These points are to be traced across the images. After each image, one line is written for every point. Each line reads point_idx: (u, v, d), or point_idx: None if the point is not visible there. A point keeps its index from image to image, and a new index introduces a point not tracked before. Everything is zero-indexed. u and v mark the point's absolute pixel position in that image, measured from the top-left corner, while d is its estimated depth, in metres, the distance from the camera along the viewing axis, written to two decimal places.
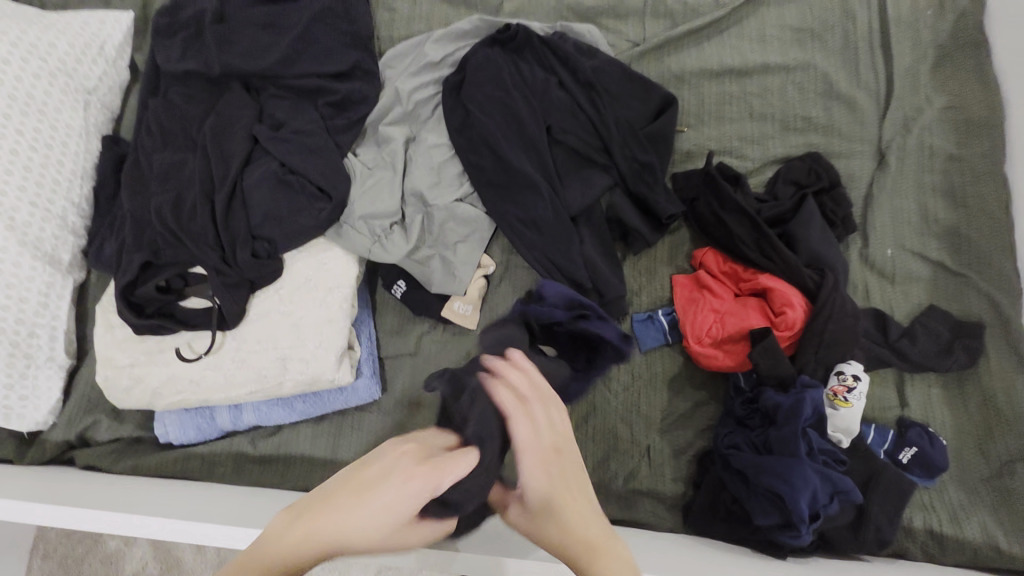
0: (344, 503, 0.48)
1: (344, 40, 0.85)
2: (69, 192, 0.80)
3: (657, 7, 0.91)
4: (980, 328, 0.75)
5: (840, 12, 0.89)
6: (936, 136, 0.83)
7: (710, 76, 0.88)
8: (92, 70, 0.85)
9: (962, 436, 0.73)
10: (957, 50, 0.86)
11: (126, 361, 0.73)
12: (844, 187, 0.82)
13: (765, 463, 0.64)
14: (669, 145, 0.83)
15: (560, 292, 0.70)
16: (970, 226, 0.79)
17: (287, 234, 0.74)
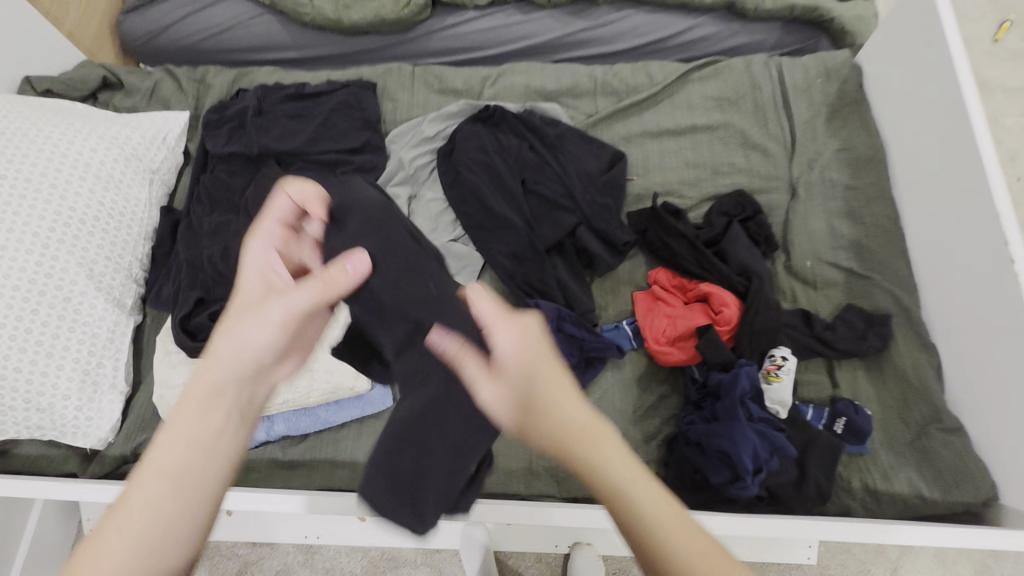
0: (230, 318, 0.53)
1: (358, 125, 1.07)
2: (135, 251, 0.99)
3: (605, 87, 1.15)
4: (886, 317, 0.90)
5: (749, 84, 1.13)
6: (834, 172, 1.04)
7: (651, 136, 1.10)
8: (156, 156, 1.07)
9: (886, 408, 0.86)
10: (844, 107, 1.09)
11: (179, 380, 0.87)
12: (765, 214, 1.02)
13: (712, 430, 0.77)
14: (621, 190, 1.03)
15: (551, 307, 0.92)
16: (869, 238, 0.97)
17: None
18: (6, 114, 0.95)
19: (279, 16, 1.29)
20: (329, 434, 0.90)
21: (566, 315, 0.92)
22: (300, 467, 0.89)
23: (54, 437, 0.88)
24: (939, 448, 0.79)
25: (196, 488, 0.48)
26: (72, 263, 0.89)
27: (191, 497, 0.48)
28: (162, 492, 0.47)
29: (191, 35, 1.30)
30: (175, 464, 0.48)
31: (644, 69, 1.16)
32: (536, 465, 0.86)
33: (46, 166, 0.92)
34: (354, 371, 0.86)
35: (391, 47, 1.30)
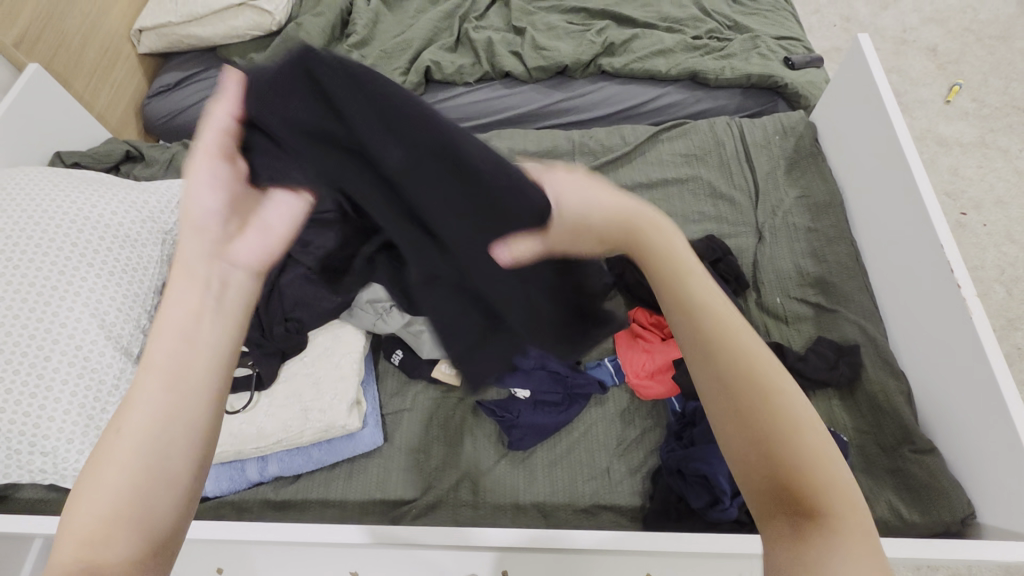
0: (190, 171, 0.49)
1: None
2: (145, 303, 1.04)
3: (583, 148, 1.26)
4: (855, 346, 0.94)
5: (713, 141, 1.23)
6: (796, 216, 1.12)
7: (626, 190, 1.19)
8: (170, 217, 1.15)
9: (862, 433, 0.89)
10: (802, 159, 1.18)
11: None
12: (735, 256, 1.08)
13: (692, 454, 0.82)
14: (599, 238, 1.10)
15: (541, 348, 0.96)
16: (833, 274, 1.03)
17: (313, 316, 0.96)
18: (37, 182, 1.06)
19: None
20: (322, 474, 0.93)
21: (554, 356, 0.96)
22: (292, 507, 0.91)
23: (56, 480, 0.91)
24: (915, 468, 0.82)
25: (172, 418, 0.44)
26: (85, 313, 0.95)
27: (168, 425, 0.44)
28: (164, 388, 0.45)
29: None
30: (154, 392, 0.44)
31: (618, 131, 1.27)
32: (523, 499, 0.90)
33: (68, 226, 1.01)
34: (346, 409, 0.90)
35: None
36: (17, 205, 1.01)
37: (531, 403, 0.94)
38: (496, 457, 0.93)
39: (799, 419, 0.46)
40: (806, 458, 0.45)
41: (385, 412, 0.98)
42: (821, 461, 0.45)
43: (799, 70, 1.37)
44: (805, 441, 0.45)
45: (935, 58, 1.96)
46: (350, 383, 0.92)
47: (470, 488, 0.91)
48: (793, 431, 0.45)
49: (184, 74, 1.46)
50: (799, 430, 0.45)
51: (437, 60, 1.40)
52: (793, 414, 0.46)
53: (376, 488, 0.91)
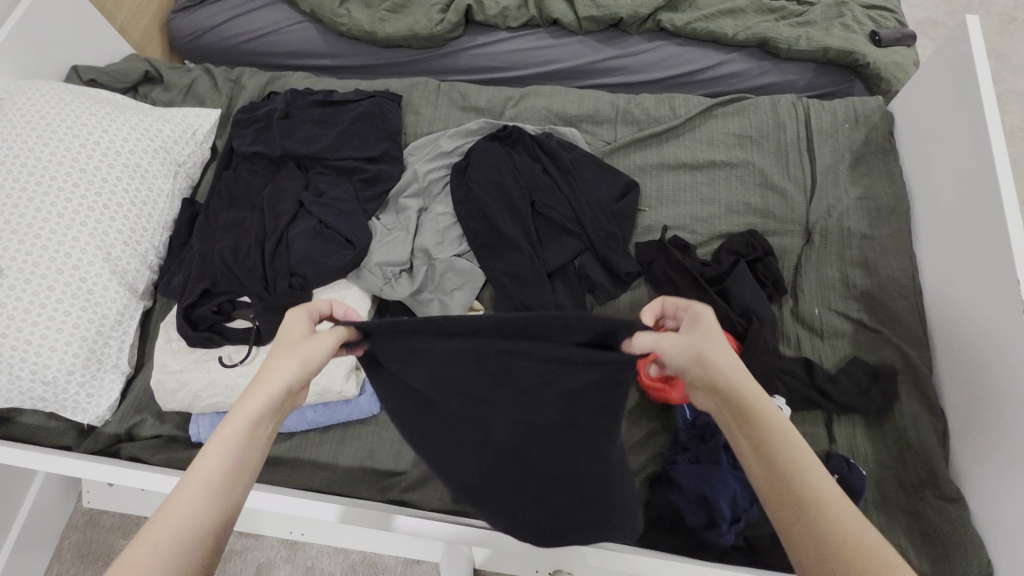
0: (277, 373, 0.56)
1: (378, 135, 1.11)
2: (152, 238, 1.02)
3: (626, 116, 1.14)
4: (893, 373, 0.87)
5: (773, 123, 1.10)
6: (852, 219, 1.00)
7: (667, 168, 1.09)
8: (183, 149, 1.11)
9: (882, 467, 0.83)
10: (869, 154, 1.06)
11: (177, 367, 0.90)
12: (776, 257, 0.99)
13: (696, 474, 0.76)
14: (631, 221, 1.02)
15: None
16: (881, 290, 0.93)
17: (318, 272, 0.93)
18: (49, 101, 1.01)
19: (318, 26, 1.34)
20: (315, 434, 0.92)
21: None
22: (283, 465, 0.90)
23: (56, 410, 0.91)
24: (934, 516, 0.77)
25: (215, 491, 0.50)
26: (90, 245, 0.93)
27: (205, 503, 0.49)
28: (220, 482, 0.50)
29: (233, 37, 1.35)
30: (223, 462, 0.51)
31: (668, 101, 1.15)
32: None
33: (76, 152, 0.97)
34: (343, 375, 0.88)
35: (422, 61, 1.32)
36: (28, 125, 0.97)
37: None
38: None
39: (811, 467, 0.50)
40: (829, 516, 0.48)
41: None
42: (858, 527, 0.47)
43: (887, 48, 1.20)
44: (822, 506, 0.48)
45: None
46: None
47: None
48: (809, 484, 0.49)
49: None
50: (823, 496, 0.48)
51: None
52: (754, 466, 0.52)
53: (365, 457, 0.90)
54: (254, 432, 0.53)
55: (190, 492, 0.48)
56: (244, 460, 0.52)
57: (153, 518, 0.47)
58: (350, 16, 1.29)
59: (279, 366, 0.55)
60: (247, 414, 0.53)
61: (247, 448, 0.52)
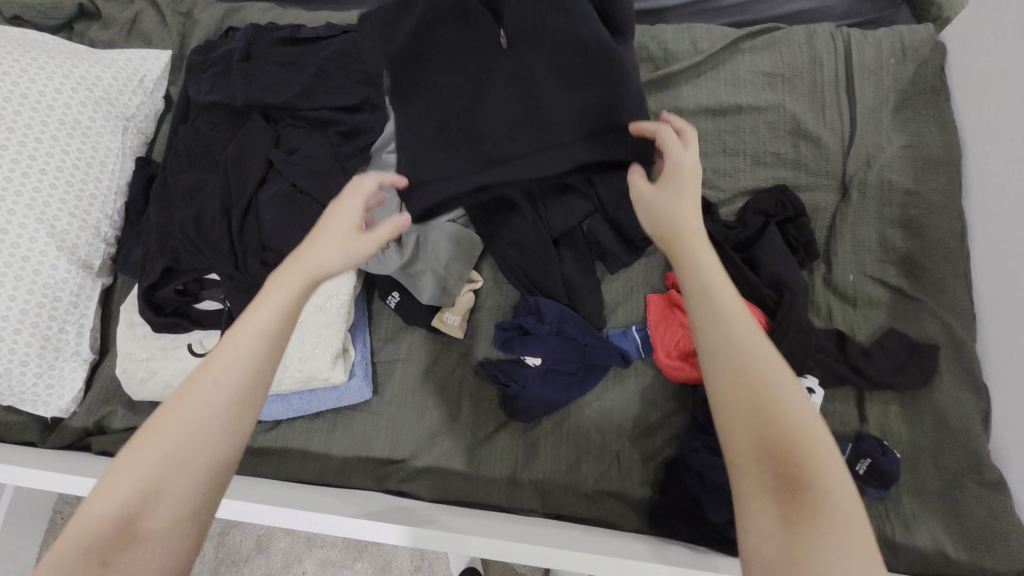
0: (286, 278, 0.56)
1: (355, 78, 0.96)
2: (104, 206, 0.90)
3: (640, 53, 1.00)
4: (935, 348, 0.79)
5: (808, 59, 0.96)
6: (895, 171, 0.89)
7: (686, 114, 0.96)
8: (131, 99, 0.96)
9: (917, 450, 0.77)
10: (916, 95, 0.93)
11: (143, 355, 0.81)
12: (808, 217, 0.89)
13: (720, 469, 0.69)
14: (646, 176, 0.91)
15: (550, 308, 0.83)
16: (925, 254, 0.84)
17: (295, 246, 0.82)
18: None
19: None
20: (302, 422, 0.84)
21: (564, 319, 0.83)
22: (270, 455, 0.84)
23: (15, 403, 0.83)
24: (971, 502, 0.72)
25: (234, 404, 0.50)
26: (30, 220, 0.82)
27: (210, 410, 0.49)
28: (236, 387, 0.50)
29: None
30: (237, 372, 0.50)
31: (687, 33, 1.00)
32: (519, 476, 0.81)
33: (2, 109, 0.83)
34: (330, 361, 0.79)
35: None
36: None
37: (542, 378, 0.81)
38: (495, 425, 0.83)
39: (804, 413, 0.47)
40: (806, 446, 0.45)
41: (375, 360, 0.88)
42: (835, 466, 0.45)
43: None
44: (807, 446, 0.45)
45: None
46: (336, 331, 0.81)
47: (463, 457, 0.82)
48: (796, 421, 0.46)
49: None
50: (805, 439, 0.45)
51: None
52: (736, 398, 0.47)
53: (358, 446, 0.83)
54: (290, 316, 0.54)
55: (218, 360, 0.50)
56: (271, 331, 0.53)
57: (199, 368, 0.51)
58: None
59: (324, 245, 0.59)
60: (280, 293, 0.55)
61: (286, 318, 0.54)
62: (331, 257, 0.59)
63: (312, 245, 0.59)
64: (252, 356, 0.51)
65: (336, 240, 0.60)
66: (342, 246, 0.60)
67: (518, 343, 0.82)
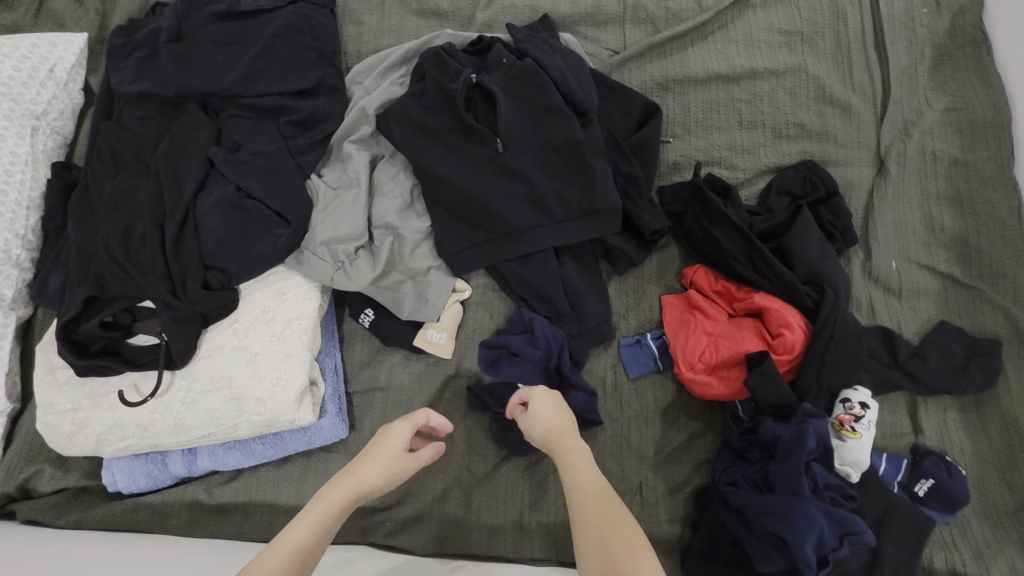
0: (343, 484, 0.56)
1: (307, 58, 0.82)
2: (13, 224, 0.75)
3: (637, 13, 0.86)
4: (995, 345, 0.69)
5: (830, 13, 0.83)
6: (937, 139, 0.78)
7: (695, 83, 0.83)
8: (40, 94, 0.80)
9: (981, 464, 0.67)
10: (955, 49, 0.81)
11: (67, 405, 0.68)
12: (842, 196, 0.77)
13: (771, 512, 0.59)
14: (655, 157, 0.78)
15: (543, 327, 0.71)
16: (979, 235, 0.73)
17: (242, 264, 0.69)
18: None
19: None
20: (268, 470, 0.72)
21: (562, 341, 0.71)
22: (228, 514, 0.70)
23: None
24: None
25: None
26: None
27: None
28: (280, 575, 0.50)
29: None
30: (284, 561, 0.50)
31: None
32: (527, 519, 0.69)
33: None
34: (295, 401, 0.67)
35: None
36: None
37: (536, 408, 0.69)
38: (496, 460, 0.71)
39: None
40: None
41: (350, 391, 0.75)
42: None
43: None
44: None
45: None
46: (300, 363, 0.68)
47: (461, 500, 0.70)
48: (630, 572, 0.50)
49: None
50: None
51: None
52: (587, 551, 0.52)
53: None
54: (327, 533, 0.53)
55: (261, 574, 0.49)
56: (305, 551, 0.51)
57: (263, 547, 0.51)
58: None
59: (375, 466, 0.57)
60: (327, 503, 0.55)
61: (331, 521, 0.54)
62: (376, 476, 0.57)
63: (364, 460, 0.58)
64: (289, 573, 0.50)
65: (391, 459, 0.58)
66: (394, 470, 0.58)
67: (501, 367, 0.69)
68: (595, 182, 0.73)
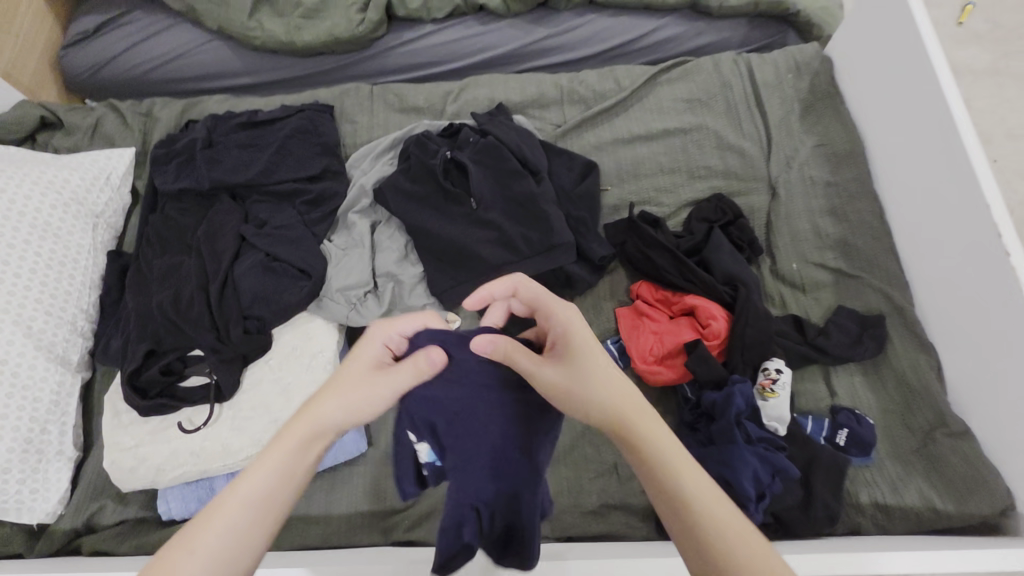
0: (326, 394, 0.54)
1: (315, 151, 1.03)
2: (79, 300, 0.92)
3: (572, 96, 1.10)
4: (880, 318, 0.87)
5: (719, 83, 1.08)
6: (813, 168, 1.00)
7: (623, 144, 1.06)
8: (99, 197, 1.00)
9: (887, 414, 0.82)
10: (817, 101, 1.06)
11: (131, 443, 0.80)
12: (746, 218, 0.97)
13: (715, 463, 0.72)
14: (597, 202, 0.99)
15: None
16: (854, 236, 0.94)
17: (275, 312, 0.85)
18: None
19: (229, 43, 1.24)
20: None
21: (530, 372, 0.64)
22: None
23: None
24: (947, 453, 0.76)
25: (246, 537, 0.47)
26: (6, 323, 0.82)
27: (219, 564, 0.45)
28: (247, 521, 0.47)
29: (138, 66, 1.24)
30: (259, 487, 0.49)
31: (611, 75, 1.12)
32: None
33: None
34: None
35: (348, 66, 1.24)
36: None
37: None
38: None
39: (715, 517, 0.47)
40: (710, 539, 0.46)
41: None
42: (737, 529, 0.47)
43: None
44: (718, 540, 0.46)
45: None
46: None
47: None
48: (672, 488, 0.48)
49: (103, 18, 1.24)
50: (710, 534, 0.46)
51: None
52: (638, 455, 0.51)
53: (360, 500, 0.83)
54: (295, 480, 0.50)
55: (214, 523, 0.46)
56: (264, 503, 0.48)
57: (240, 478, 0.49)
58: (262, 28, 1.19)
59: (336, 395, 0.54)
60: (290, 439, 0.51)
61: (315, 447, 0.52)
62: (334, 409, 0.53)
63: (327, 390, 0.55)
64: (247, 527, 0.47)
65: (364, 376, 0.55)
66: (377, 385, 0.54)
67: None
68: (550, 223, 0.92)
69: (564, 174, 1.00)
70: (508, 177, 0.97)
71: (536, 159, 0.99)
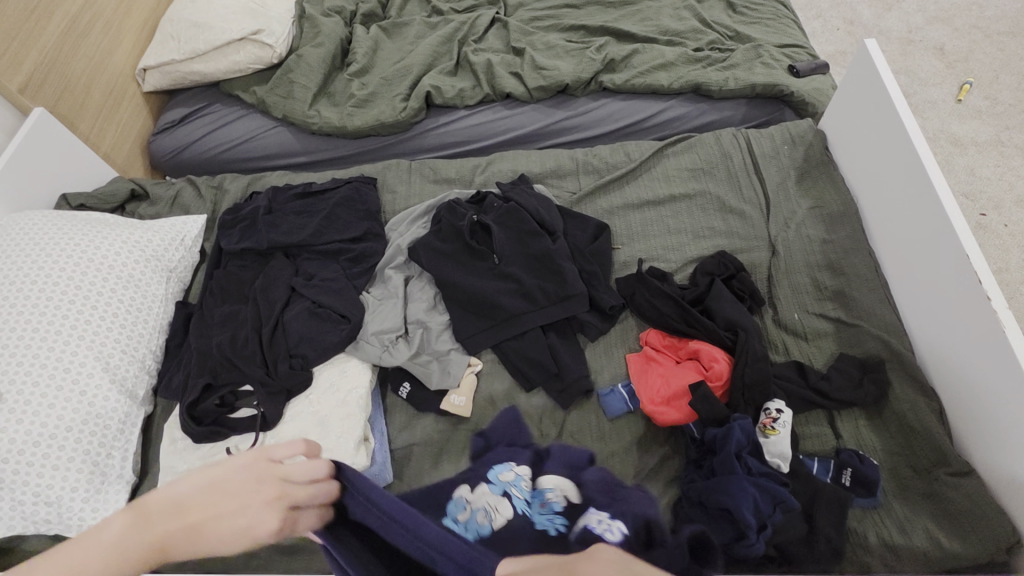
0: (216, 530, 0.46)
1: (359, 217, 1.18)
2: (150, 342, 1.05)
3: (586, 167, 1.23)
4: (880, 364, 0.91)
5: (720, 154, 1.20)
6: (810, 228, 1.08)
7: (633, 208, 1.17)
8: (174, 255, 1.16)
9: (892, 458, 0.85)
10: (812, 168, 1.15)
11: (183, 467, 0.90)
12: (748, 272, 1.05)
13: (721, 491, 0.76)
14: (608, 259, 1.09)
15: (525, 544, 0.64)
16: (851, 288, 1.00)
17: (318, 351, 0.96)
18: (42, 227, 1.06)
19: (292, 128, 1.44)
20: None
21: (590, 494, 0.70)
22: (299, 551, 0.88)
23: (60, 530, 0.89)
24: (950, 492, 0.79)
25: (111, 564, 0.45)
26: (89, 359, 0.94)
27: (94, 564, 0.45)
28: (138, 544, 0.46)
29: (213, 148, 1.45)
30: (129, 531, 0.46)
31: (622, 149, 1.25)
32: None
33: (72, 271, 1.00)
34: (353, 448, 0.88)
35: (391, 145, 1.42)
36: (23, 252, 1.01)
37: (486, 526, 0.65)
38: None
39: None
40: None
41: (395, 448, 0.96)
42: None
43: (805, 77, 1.35)
44: None
45: (944, 57, 1.90)
46: (358, 421, 0.91)
47: None
48: None
49: (189, 110, 1.47)
50: None
51: (437, 85, 1.39)
52: None
53: None
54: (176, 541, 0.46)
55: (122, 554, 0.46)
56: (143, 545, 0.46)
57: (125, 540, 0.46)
58: (320, 116, 1.40)
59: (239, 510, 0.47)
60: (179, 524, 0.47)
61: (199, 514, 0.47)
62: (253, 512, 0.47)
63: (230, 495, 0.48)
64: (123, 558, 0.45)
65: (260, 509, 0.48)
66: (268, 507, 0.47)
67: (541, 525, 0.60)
68: (565, 276, 1.02)
69: (578, 235, 1.11)
70: (529, 238, 1.08)
71: (552, 221, 1.10)
